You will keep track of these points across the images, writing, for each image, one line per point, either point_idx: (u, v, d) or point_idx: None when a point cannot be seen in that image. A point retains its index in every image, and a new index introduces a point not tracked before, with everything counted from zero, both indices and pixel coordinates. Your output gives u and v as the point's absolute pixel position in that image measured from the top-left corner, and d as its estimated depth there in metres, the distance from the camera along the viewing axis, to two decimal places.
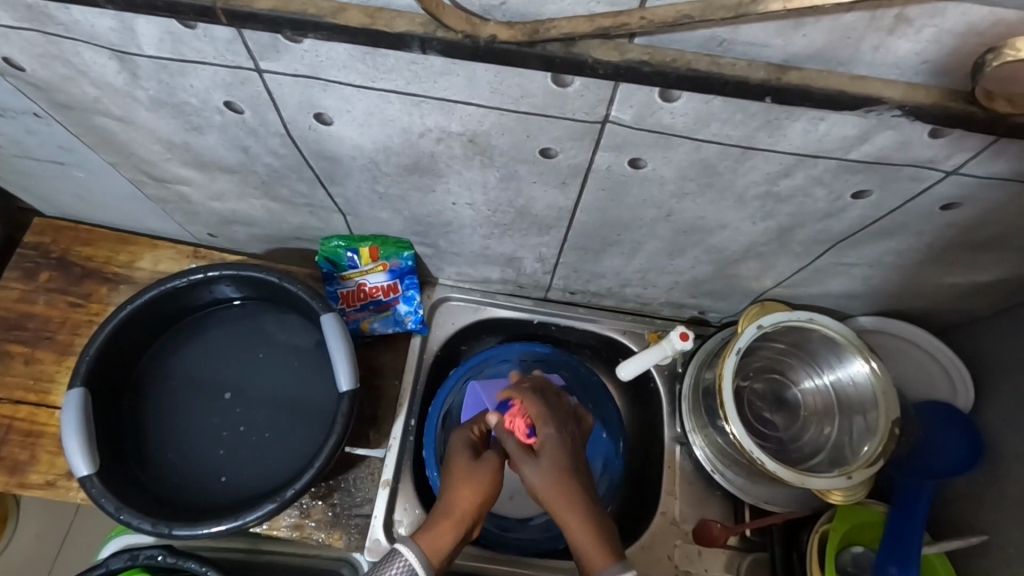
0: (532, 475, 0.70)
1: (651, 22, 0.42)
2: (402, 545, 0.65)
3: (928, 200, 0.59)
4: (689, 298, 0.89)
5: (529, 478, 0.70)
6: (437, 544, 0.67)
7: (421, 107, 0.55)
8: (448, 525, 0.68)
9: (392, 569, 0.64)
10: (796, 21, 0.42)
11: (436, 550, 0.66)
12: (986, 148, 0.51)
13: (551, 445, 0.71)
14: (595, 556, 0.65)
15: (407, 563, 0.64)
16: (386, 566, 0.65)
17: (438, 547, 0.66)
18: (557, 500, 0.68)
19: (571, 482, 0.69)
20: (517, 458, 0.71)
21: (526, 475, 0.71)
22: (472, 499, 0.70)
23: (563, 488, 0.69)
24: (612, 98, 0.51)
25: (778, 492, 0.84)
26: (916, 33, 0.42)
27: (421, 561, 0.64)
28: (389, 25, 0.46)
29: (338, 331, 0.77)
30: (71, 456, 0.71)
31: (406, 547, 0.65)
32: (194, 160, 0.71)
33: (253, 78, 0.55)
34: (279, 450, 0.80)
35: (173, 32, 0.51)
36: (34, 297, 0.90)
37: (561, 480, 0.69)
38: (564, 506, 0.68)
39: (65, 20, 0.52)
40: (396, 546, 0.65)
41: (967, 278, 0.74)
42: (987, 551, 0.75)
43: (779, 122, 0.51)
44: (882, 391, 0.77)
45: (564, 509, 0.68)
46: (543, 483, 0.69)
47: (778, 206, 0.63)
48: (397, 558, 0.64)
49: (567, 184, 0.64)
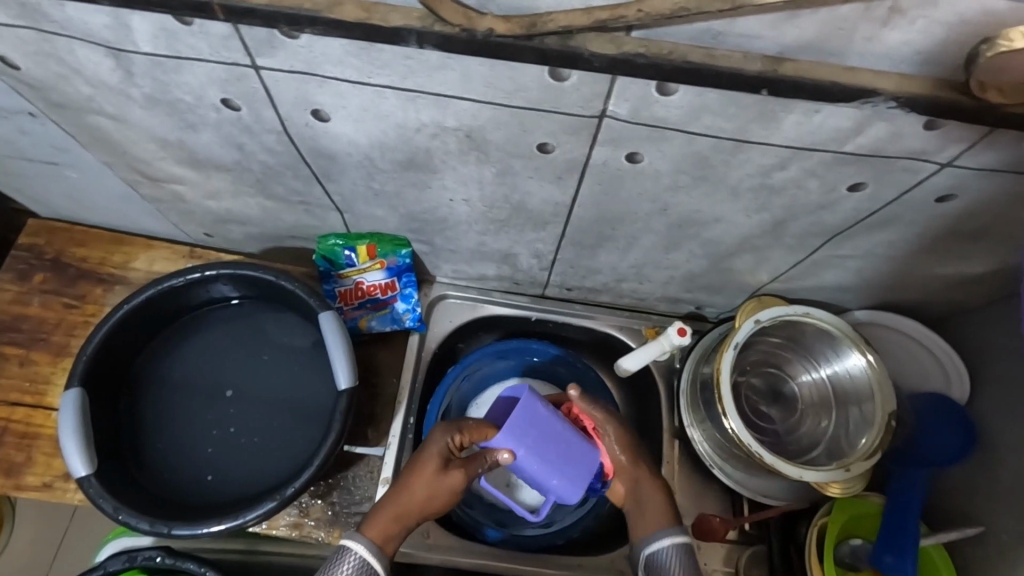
0: (610, 438, 0.73)
1: (647, 15, 0.42)
2: (350, 538, 0.63)
3: (922, 192, 0.60)
4: (685, 293, 0.89)
5: (613, 442, 0.73)
6: (387, 533, 0.65)
7: (418, 102, 0.55)
8: (398, 512, 0.66)
9: (345, 563, 0.61)
10: (791, 13, 0.43)
11: (387, 539, 0.65)
12: (980, 139, 0.52)
13: (625, 418, 0.77)
14: (654, 515, 0.68)
15: (359, 557, 0.62)
16: (336, 562, 0.62)
17: (387, 536, 0.65)
18: (628, 464, 0.73)
19: (637, 458, 0.74)
20: (599, 422, 0.73)
21: (606, 435, 0.73)
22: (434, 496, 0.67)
23: (631, 459, 0.73)
24: (608, 92, 0.51)
25: (775, 485, 0.85)
26: (909, 25, 0.42)
27: (372, 551, 0.63)
28: (385, 19, 0.46)
29: (336, 328, 0.77)
30: (69, 456, 0.70)
31: (357, 541, 0.63)
32: (189, 158, 0.71)
33: (248, 74, 0.55)
34: (278, 449, 0.80)
35: (168, 29, 0.51)
36: (29, 298, 0.89)
37: (630, 452, 0.73)
38: (639, 475, 0.73)
39: (58, 17, 0.52)
40: (344, 540, 0.63)
41: (961, 269, 0.74)
42: (984, 541, 0.76)
43: (775, 115, 0.51)
44: (878, 383, 0.77)
45: (642, 478, 0.72)
46: (617, 450, 0.73)
47: (774, 199, 0.63)
48: (347, 552, 0.62)
49: (564, 179, 0.64)
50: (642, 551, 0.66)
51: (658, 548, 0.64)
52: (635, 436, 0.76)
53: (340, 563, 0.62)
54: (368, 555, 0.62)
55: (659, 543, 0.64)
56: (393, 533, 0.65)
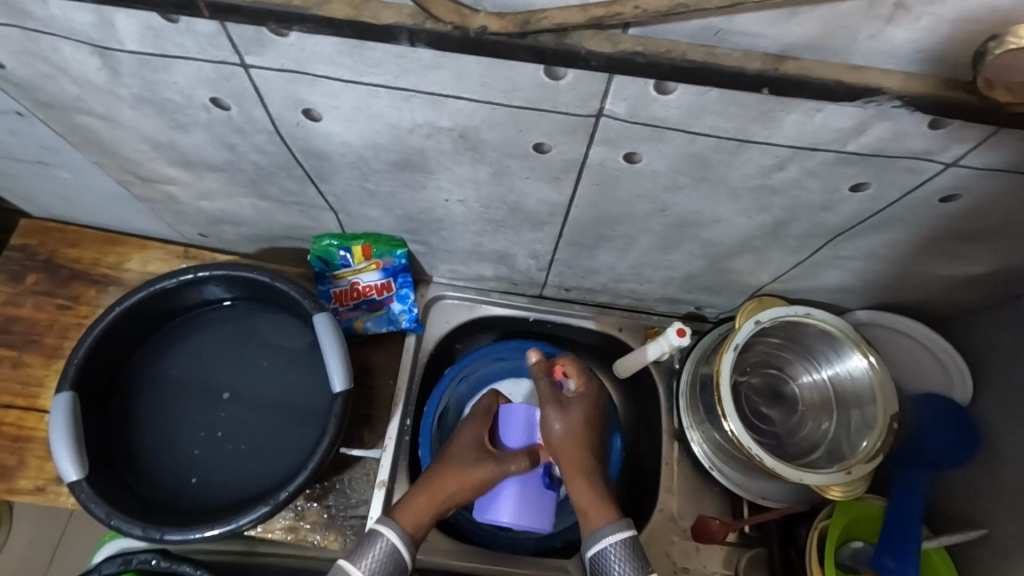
0: (558, 421, 0.75)
1: (644, 12, 0.41)
2: (382, 521, 0.66)
3: (926, 192, 0.59)
4: (685, 294, 0.88)
5: (554, 424, 0.75)
6: (415, 522, 0.69)
7: (411, 101, 0.54)
8: (428, 506, 0.70)
9: (374, 549, 0.65)
10: (792, 10, 0.41)
11: (415, 527, 0.69)
12: (985, 139, 0.51)
13: (586, 399, 0.78)
14: (594, 511, 0.70)
15: (389, 543, 0.65)
16: (365, 547, 0.65)
17: (414, 526, 0.69)
18: (565, 449, 0.74)
19: (582, 448, 0.75)
20: (546, 402, 0.76)
21: (548, 417, 0.76)
22: (454, 491, 0.72)
23: (576, 447, 0.74)
24: (605, 91, 0.50)
25: (775, 488, 0.84)
26: (914, 22, 0.41)
27: (404, 538, 0.66)
28: (376, 17, 0.45)
29: (330, 330, 0.76)
30: (60, 461, 0.69)
31: (387, 528, 0.66)
32: (180, 158, 0.70)
33: (238, 73, 0.54)
34: (272, 452, 0.79)
35: (154, 27, 0.50)
36: (21, 299, 0.88)
37: (575, 441, 0.75)
38: (573, 465, 0.74)
39: (41, 15, 0.51)
40: (375, 524, 0.67)
41: (964, 270, 0.73)
42: (985, 544, 0.75)
43: (776, 114, 0.50)
44: (880, 385, 0.76)
45: (571, 469, 0.73)
46: (560, 435, 0.75)
47: (774, 199, 0.62)
48: (380, 537, 0.66)
49: (561, 179, 0.63)
50: (589, 549, 0.68)
51: (602, 546, 0.67)
52: (587, 419, 0.77)
53: (370, 553, 0.65)
54: (401, 541, 0.66)
55: (603, 542, 0.67)
56: (420, 521, 0.69)
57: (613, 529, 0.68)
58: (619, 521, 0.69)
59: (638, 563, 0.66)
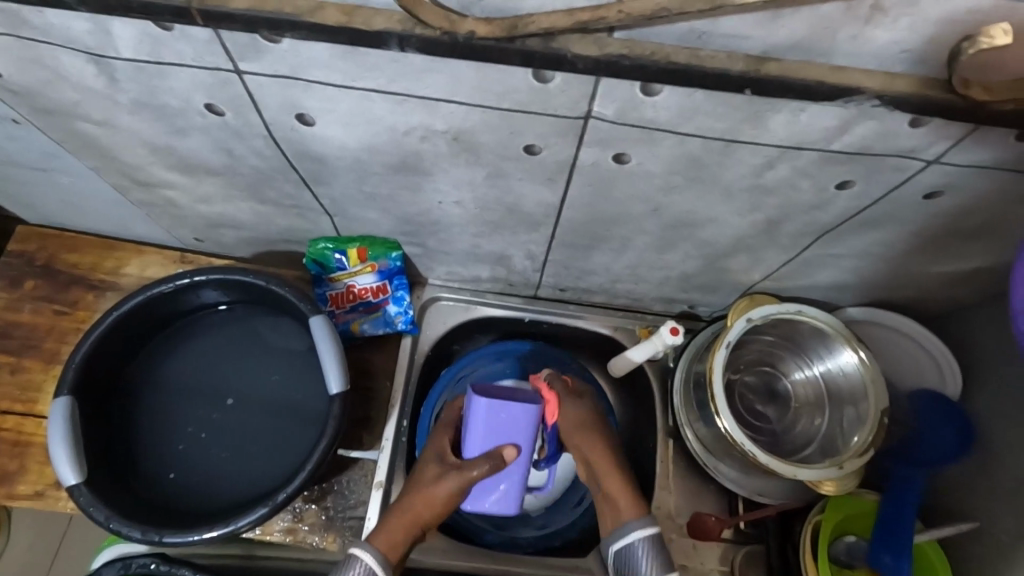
0: (572, 417, 0.77)
1: (630, 16, 0.42)
2: (357, 546, 0.65)
3: (913, 189, 0.60)
4: (678, 293, 0.89)
5: (568, 420, 0.77)
6: (392, 545, 0.67)
7: (404, 105, 0.55)
8: (404, 525, 0.68)
9: (349, 573, 0.64)
10: (775, 13, 0.42)
11: (395, 554, 0.67)
12: (968, 136, 0.52)
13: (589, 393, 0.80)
14: (623, 507, 0.70)
15: (364, 566, 0.64)
16: (342, 569, 0.65)
17: (395, 551, 0.67)
18: (586, 448, 0.75)
19: (592, 439, 0.76)
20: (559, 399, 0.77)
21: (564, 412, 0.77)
22: (429, 512, 0.69)
23: (587, 434, 0.76)
24: (594, 93, 0.50)
25: (770, 484, 0.85)
26: (893, 23, 0.42)
27: (380, 563, 0.65)
28: (368, 23, 0.46)
29: (327, 332, 0.77)
30: (58, 465, 0.70)
31: (364, 551, 0.65)
32: (177, 163, 0.71)
33: (233, 79, 0.55)
34: (271, 454, 0.80)
35: (151, 34, 0.51)
36: (19, 305, 0.89)
37: (586, 428, 0.76)
38: (591, 450, 0.75)
39: (40, 24, 0.52)
40: (352, 548, 0.66)
41: (952, 266, 0.74)
42: (978, 536, 0.76)
43: (763, 114, 0.51)
44: (871, 381, 0.77)
45: (595, 458, 0.75)
46: (578, 429, 0.76)
47: (763, 198, 0.63)
48: (355, 561, 0.64)
49: (554, 180, 0.64)
50: (616, 543, 0.68)
51: (632, 541, 0.67)
52: (593, 412, 0.78)
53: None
54: (376, 565, 0.64)
55: (632, 535, 0.67)
56: (400, 548, 0.68)
57: (640, 526, 0.67)
58: (645, 517, 0.69)
59: (662, 558, 0.66)
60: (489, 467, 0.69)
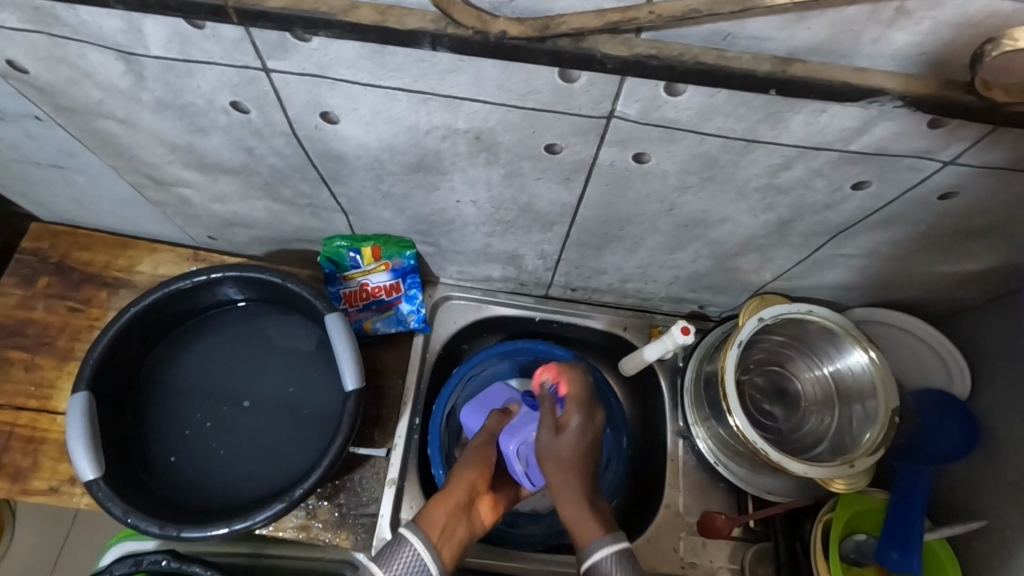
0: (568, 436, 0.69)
1: (659, 17, 0.42)
2: (406, 527, 0.63)
3: (926, 190, 0.61)
4: (689, 293, 0.90)
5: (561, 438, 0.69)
6: (437, 524, 0.65)
7: (428, 104, 0.56)
8: (445, 504, 0.67)
9: (400, 560, 0.61)
10: (800, 15, 0.43)
11: (441, 534, 0.64)
12: (983, 138, 0.53)
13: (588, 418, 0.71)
14: (586, 526, 0.66)
15: (415, 551, 0.61)
16: (391, 559, 0.62)
17: (441, 530, 0.64)
18: (563, 468, 0.69)
19: (578, 467, 0.69)
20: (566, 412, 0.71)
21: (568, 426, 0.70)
22: (464, 479, 0.70)
23: (571, 463, 0.69)
24: (617, 93, 0.51)
25: (779, 483, 0.85)
26: (915, 26, 0.43)
27: (429, 543, 0.62)
28: (401, 23, 0.46)
29: (342, 329, 0.77)
30: (76, 460, 0.70)
31: (412, 534, 0.63)
32: (196, 161, 0.71)
33: (260, 77, 0.55)
34: (285, 450, 0.80)
35: (180, 33, 0.51)
36: (33, 302, 0.89)
37: (576, 457, 0.69)
38: (566, 476, 0.68)
39: (71, 22, 0.52)
40: (399, 533, 0.63)
41: (963, 266, 0.75)
42: (986, 534, 0.77)
43: (782, 115, 0.52)
44: (881, 380, 0.78)
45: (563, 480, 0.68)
46: (561, 450, 0.69)
47: (778, 199, 0.64)
48: (404, 547, 0.62)
49: (571, 180, 0.64)
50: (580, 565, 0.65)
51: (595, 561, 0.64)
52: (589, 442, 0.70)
53: (397, 561, 0.61)
54: (426, 545, 0.62)
55: (594, 558, 0.64)
56: (448, 529, 0.65)
57: (600, 549, 0.64)
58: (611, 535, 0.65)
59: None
60: (495, 416, 0.78)
